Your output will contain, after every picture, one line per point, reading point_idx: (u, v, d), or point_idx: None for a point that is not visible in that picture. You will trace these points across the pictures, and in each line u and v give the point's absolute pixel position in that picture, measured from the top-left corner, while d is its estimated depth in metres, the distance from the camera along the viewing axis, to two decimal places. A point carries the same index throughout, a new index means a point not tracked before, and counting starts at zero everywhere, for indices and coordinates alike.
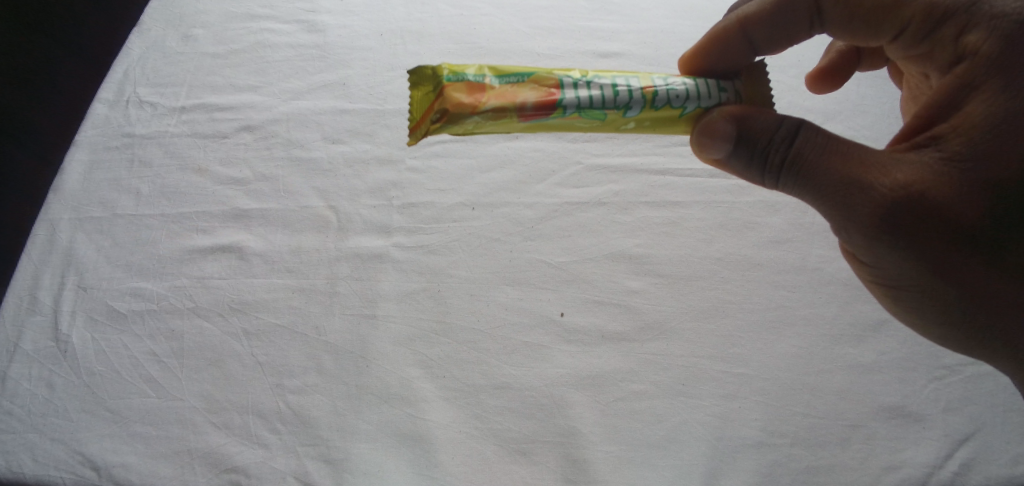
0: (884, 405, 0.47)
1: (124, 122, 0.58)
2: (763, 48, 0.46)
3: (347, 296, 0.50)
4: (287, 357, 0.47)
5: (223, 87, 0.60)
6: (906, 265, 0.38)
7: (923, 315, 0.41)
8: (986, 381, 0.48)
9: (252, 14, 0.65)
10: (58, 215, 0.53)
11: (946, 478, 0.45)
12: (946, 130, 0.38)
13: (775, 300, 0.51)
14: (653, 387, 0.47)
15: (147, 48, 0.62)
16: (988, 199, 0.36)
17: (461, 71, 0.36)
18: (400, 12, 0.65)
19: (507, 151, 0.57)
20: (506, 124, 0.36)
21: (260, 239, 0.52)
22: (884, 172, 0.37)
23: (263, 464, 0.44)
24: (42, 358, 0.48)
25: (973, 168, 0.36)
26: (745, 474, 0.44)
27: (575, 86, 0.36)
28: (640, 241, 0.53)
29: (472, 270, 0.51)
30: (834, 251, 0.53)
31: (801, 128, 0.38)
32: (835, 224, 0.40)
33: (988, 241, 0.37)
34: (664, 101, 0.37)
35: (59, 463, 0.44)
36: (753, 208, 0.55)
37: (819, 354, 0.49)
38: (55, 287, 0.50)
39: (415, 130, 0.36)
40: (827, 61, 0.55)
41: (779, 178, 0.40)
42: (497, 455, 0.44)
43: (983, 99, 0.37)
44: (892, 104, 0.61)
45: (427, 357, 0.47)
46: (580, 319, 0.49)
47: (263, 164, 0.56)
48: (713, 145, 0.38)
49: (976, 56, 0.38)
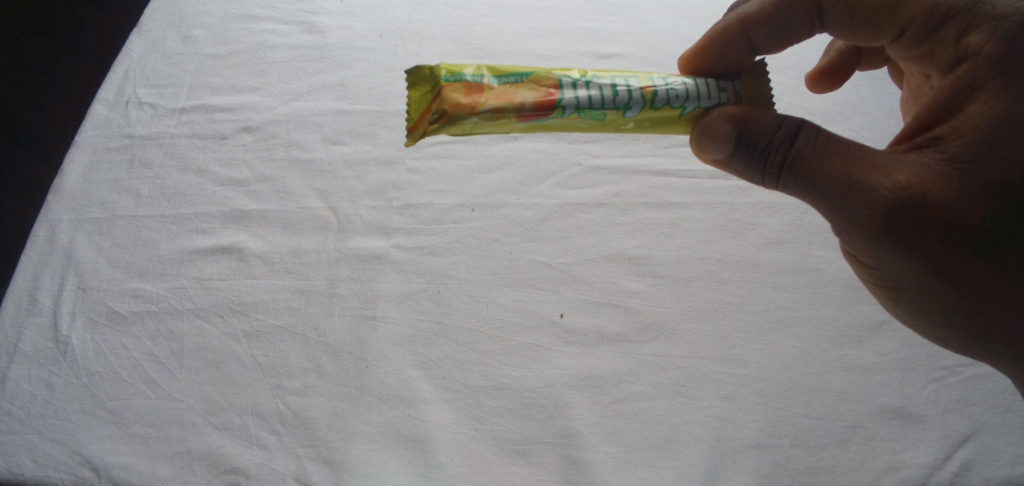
0: (884, 406, 0.47)
1: (124, 123, 0.58)
2: (763, 48, 0.46)
3: (347, 296, 0.50)
4: (287, 358, 0.47)
5: (223, 88, 0.60)
6: (908, 267, 0.38)
7: (923, 317, 0.41)
8: (985, 382, 0.48)
9: (252, 15, 0.65)
10: (58, 215, 0.53)
11: (946, 479, 0.45)
12: (947, 131, 0.38)
13: (774, 301, 0.51)
14: (653, 388, 0.47)
15: (148, 48, 0.62)
16: (988, 200, 0.36)
17: (459, 71, 0.35)
18: (400, 13, 0.65)
19: (507, 152, 0.57)
20: (505, 125, 0.36)
21: (260, 240, 0.52)
22: (885, 173, 0.37)
23: (263, 464, 0.44)
24: (42, 359, 0.48)
25: (974, 169, 0.37)
26: (745, 475, 0.44)
27: (574, 86, 0.36)
28: (640, 242, 0.53)
29: (471, 271, 0.51)
30: (834, 252, 0.53)
31: (802, 128, 0.38)
32: (836, 226, 0.40)
33: (988, 242, 0.37)
34: (664, 101, 0.37)
35: (59, 464, 0.44)
36: (753, 209, 0.55)
37: (818, 355, 0.49)
38: (55, 287, 0.50)
39: (413, 131, 0.36)
40: (826, 61, 0.55)
41: (779, 178, 0.40)
42: (497, 456, 0.44)
43: (984, 101, 0.37)
44: (892, 105, 0.61)
45: (427, 358, 0.47)
46: (580, 320, 0.49)
47: (263, 165, 0.56)
48: (713, 145, 0.38)
49: (977, 57, 0.38)
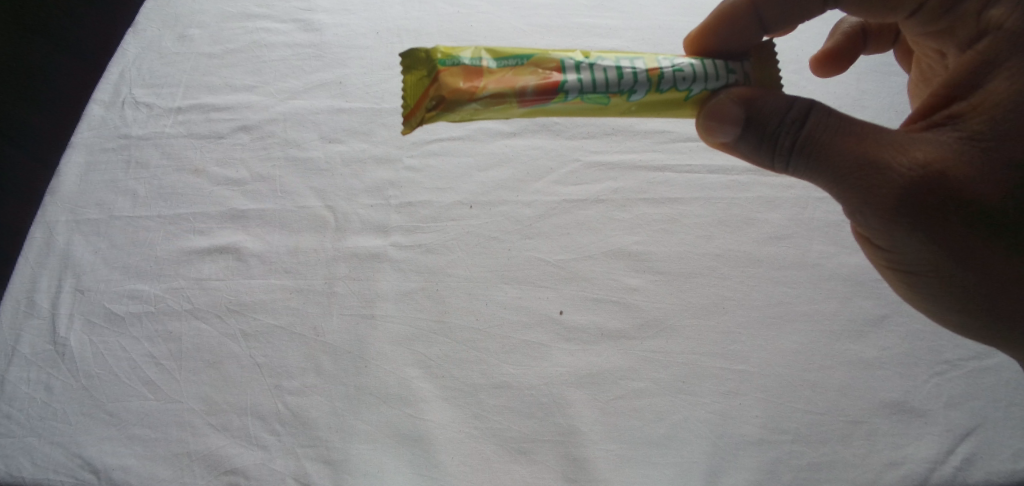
0: (885, 401, 0.47)
1: (122, 123, 0.58)
2: (774, 26, 0.46)
3: (346, 296, 0.50)
4: (287, 358, 0.47)
5: (220, 87, 0.60)
6: (924, 249, 0.38)
7: (938, 300, 0.41)
8: (986, 377, 0.48)
9: (248, 14, 0.65)
10: (55, 217, 0.53)
11: (949, 474, 0.44)
12: (966, 108, 0.37)
13: (774, 297, 0.50)
14: (653, 384, 0.47)
15: (144, 48, 0.62)
16: (1012, 177, 0.36)
17: (456, 54, 0.35)
18: (397, 10, 0.65)
19: (506, 149, 0.57)
20: (506, 111, 0.36)
21: (258, 240, 0.52)
22: (901, 152, 0.37)
23: (263, 465, 0.44)
24: (41, 361, 0.47)
25: (996, 146, 0.36)
26: (746, 471, 0.44)
27: (577, 68, 0.35)
28: (639, 239, 0.52)
29: (470, 269, 0.51)
30: (834, 246, 0.53)
31: (813, 109, 0.38)
32: (851, 208, 0.39)
33: (1013, 223, 0.36)
34: (670, 83, 0.36)
35: (58, 466, 0.44)
36: (752, 204, 0.55)
37: (819, 351, 0.48)
38: (53, 289, 0.50)
39: (409, 118, 0.35)
40: (832, 43, 0.55)
41: (791, 161, 0.39)
42: (497, 454, 0.44)
43: (1006, 76, 0.37)
44: (892, 98, 0.61)
45: (426, 357, 0.47)
46: (580, 318, 0.49)
47: (261, 164, 0.56)
48: (722, 128, 0.38)
49: (1000, 31, 0.38)
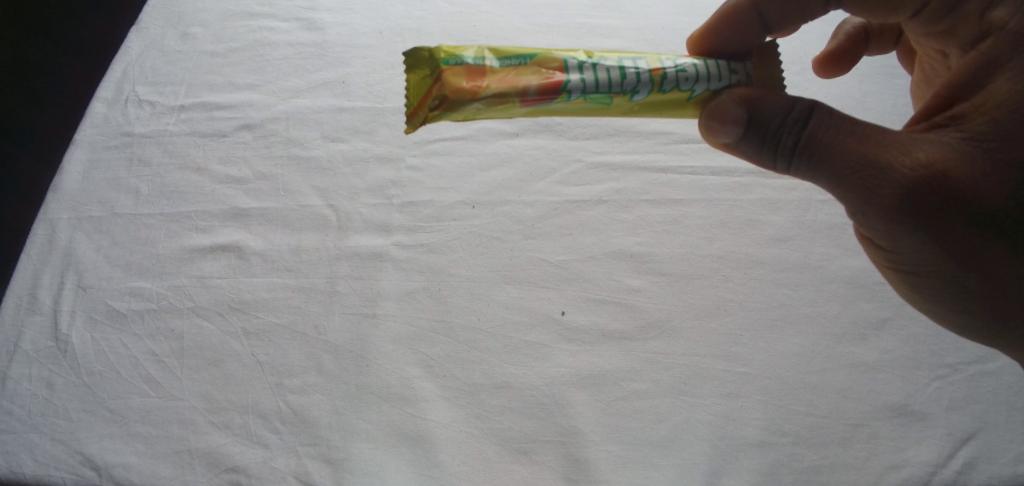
0: (886, 404, 0.47)
1: (124, 121, 0.58)
2: (776, 27, 0.46)
3: (347, 295, 0.50)
4: (288, 357, 0.47)
5: (222, 86, 0.60)
6: (926, 250, 0.38)
7: (938, 301, 0.41)
8: (986, 380, 0.48)
9: (250, 12, 0.65)
10: (57, 215, 0.53)
11: (950, 477, 0.44)
12: (968, 109, 0.37)
13: (776, 299, 0.50)
14: (653, 385, 0.47)
15: (146, 46, 0.62)
16: (1013, 178, 0.36)
17: (459, 53, 0.35)
18: (399, 9, 0.65)
19: (507, 149, 0.57)
20: (508, 110, 0.36)
21: (260, 238, 0.52)
22: (902, 152, 0.37)
23: (263, 464, 0.44)
24: (42, 358, 0.47)
25: (997, 147, 0.36)
26: (747, 473, 0.44)
27: (580, 68, 0.35)
28: (640, 240, 0.52)
29: (471, 269, 0.51)
30: (835, 249, 0.53)
31: (815, 110, 0.38)
32: (853, 209, 0.39)
33: (1015, 223, 0.36)
34: (672, 84, 0.36)
35: (59, 463, 0.44)
36: (754, 206, 0.55)
37: (820, 353, 0.48)
38: (54, 287, 0.50)
39: (411, 118, 0.35)
40: (835, 45, 0.55)
41: (792, 161, 0.39)
42: (498, 454, 0.44)
43: (1008, 77, 0.37)
44: (894, 100, 0.61)
45: (427, 356, 0.47)
46: (581, 318, 0.49)
47: (263, 163, 0.56)
48: (724, 129, 0.38)
49: (1002, 32, 0.38)
